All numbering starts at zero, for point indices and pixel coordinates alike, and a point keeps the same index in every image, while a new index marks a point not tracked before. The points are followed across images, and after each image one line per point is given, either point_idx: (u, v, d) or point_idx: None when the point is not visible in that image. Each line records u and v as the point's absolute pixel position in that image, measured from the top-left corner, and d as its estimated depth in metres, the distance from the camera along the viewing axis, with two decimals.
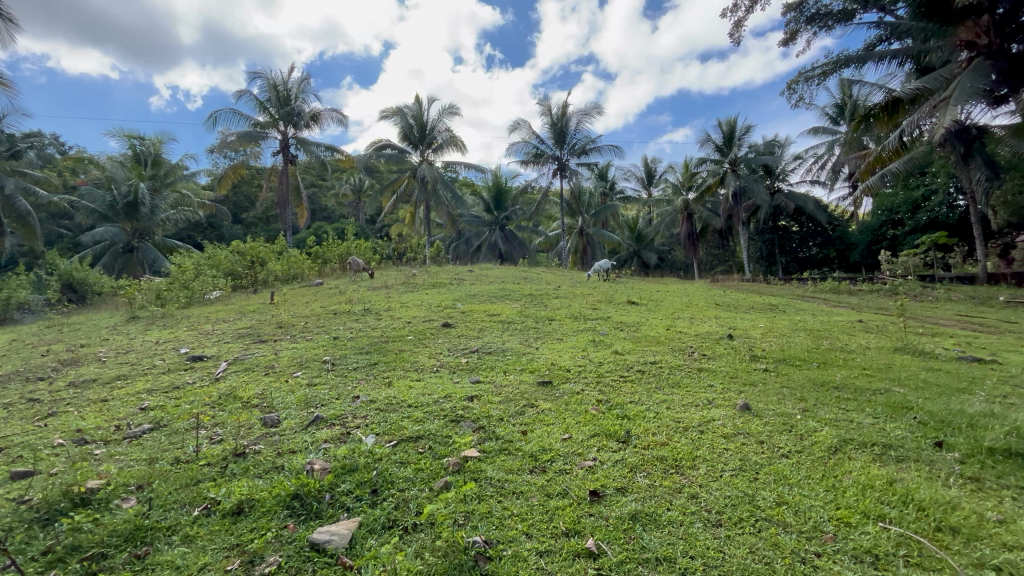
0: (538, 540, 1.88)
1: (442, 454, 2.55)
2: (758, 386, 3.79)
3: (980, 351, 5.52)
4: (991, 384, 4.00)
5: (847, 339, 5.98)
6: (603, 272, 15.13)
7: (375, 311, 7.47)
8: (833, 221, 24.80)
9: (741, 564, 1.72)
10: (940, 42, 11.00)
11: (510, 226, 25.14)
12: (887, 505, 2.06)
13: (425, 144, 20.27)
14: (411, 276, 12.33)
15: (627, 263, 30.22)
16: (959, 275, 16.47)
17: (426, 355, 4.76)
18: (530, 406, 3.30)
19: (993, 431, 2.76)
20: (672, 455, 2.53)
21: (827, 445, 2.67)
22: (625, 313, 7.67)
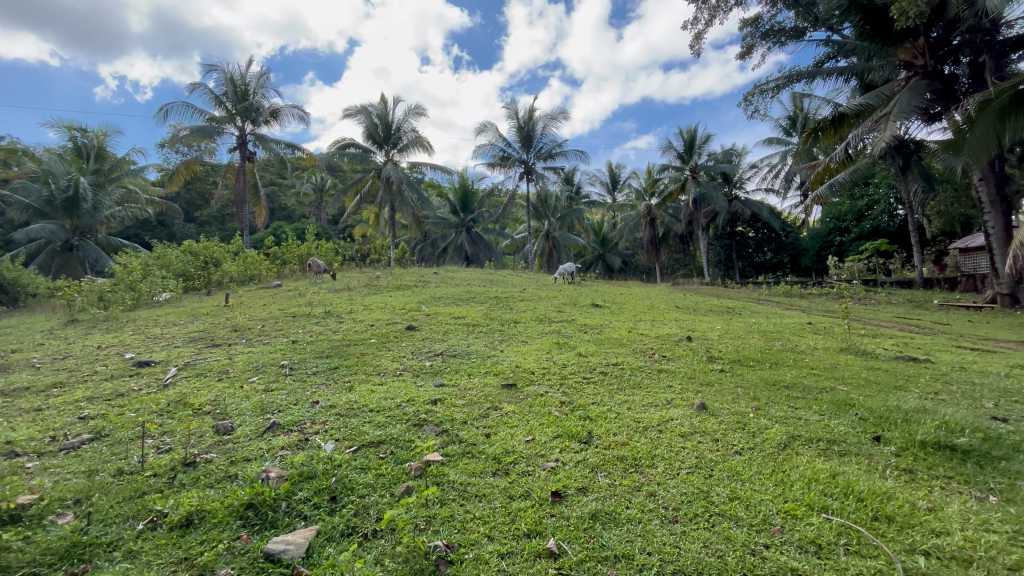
0: (499, 542, 1.88)
1: (404, 459, 2.52)
2: (715, 386, 3.93)
3: (915, 351, 5.91)
4: (925, 382, 4.30)
5: (797, 340, 6.33)
6: (568, 275, 15.29)
7: (337, 314, 7.31)
8: (786, 228, 26.03)
9: (695, 559, 1.77)
10: (882, 61, 11.74)
11: (476, 227, 25.06)
12: (830, 497, 2.18)
13: (390, 144, 20.00)
14: (375, 278, 12.17)
15: (592, 267, 30.76)
16: (898, 280, 17.58)
17: (390, 358, 4.70)
18: (493, 408, 3.31)
19: (925, 425, 2.96)
20: (632, 454, 2.59)
21: (777, 441, 2.80)
22: (589, 315, 7.81)
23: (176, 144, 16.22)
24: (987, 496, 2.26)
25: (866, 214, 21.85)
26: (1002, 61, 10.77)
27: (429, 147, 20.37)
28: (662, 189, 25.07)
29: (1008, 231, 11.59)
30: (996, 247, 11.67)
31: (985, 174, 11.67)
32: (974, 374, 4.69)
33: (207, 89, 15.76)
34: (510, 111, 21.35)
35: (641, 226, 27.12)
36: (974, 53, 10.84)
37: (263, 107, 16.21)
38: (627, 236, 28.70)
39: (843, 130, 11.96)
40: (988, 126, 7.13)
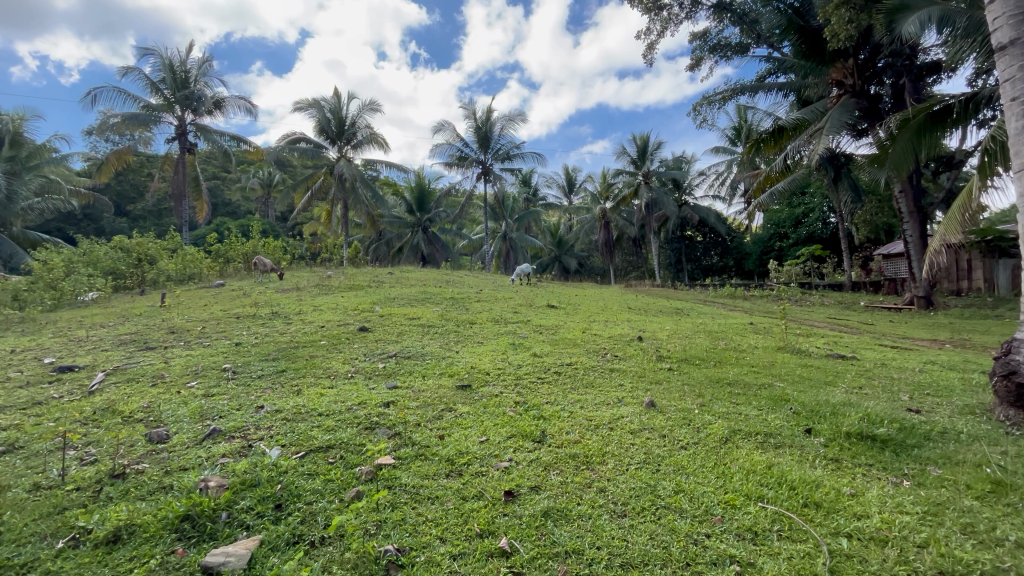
0: (451, 544, 1.87)
1: (354, 464, 2.46)
2: (663, 384, 4.10)
3: (844, 349, 6.39)
4: (850, 377, 4.67)
5: (739, 339, 6.66)
6: (524, 276, 15.36)
7: (284, 315, 7.01)
8: (731, 233, 27.43)
9: (642, 551, 1.84)
10: (818, 79, 12.43)
11: (433, 227, 24.64)
12: (766, 487, 2.32)
13: (343, 139, 19.43)
14: (327, 278, 11.76)
15: (548, 268, 31.22)
16: (830, 283, 18.90)
17: (341, 361, 4.57)
18: (448, 410, 3.28)
19: (850, 417, 3.22)
20: (584, 452, 2.65)
21: (719, 436, 2.95)
22: (544, 316, 7.88)
23: (105, 132, 15.07)
24: (902, 481, 2.48)
25: (802, 221, 23.33)
26: (919, 84, 11.80)
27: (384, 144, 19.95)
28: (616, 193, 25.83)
29: (924, 240, 12.72)
30: (913, 254, 12.79)
31: (904, 187, 12.76)
32: (893, 370, 5.11)
33: (141, 74, 14.74)
34: (467, 111, 21.32)
35: (596, 228, 27.73)
36: (896, 76, 11.80)
37: (205, 97, 15.32)
38: (583, 239, 29.33)
39: (782, 142, 12.73)
40: (907, 143, 7.80)
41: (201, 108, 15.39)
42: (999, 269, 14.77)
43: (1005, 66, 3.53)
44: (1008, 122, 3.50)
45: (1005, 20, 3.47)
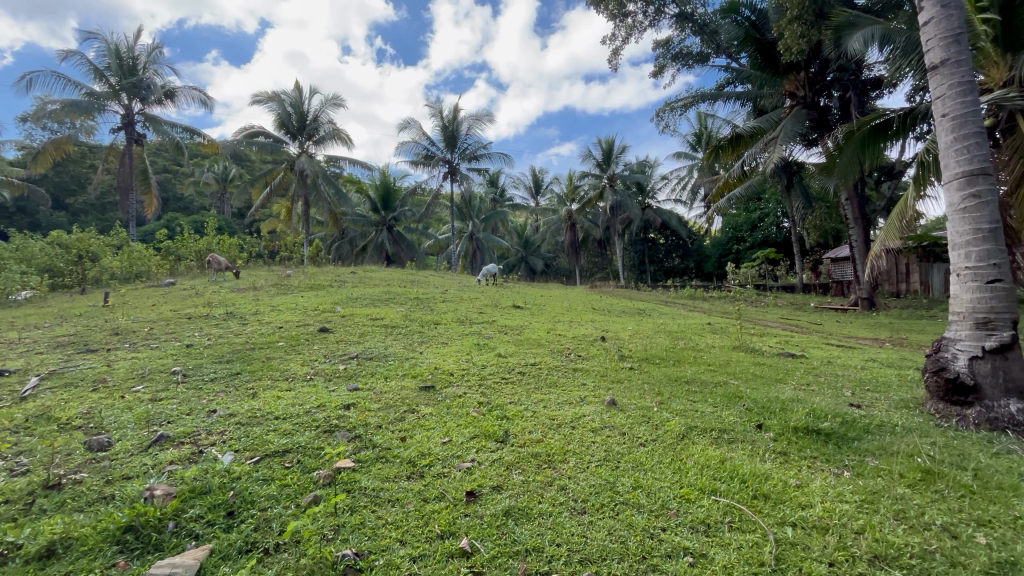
0: (411, 546, 1.86)
1: (312, 467, 2.41)
2: (624, 383, 4.19)
3: (793, 348, 6.72)
4: (798, 374, 4.92)
5: (698, 339, 6.89)
6: (490, 276, 15.35)
7: (240, 315, 6.76)
8: (692, 236, 28.36)
9: (601, 546, 1.88)
10: (772, 90, 12.96)
11: (398, 226, 24.23)
12: (719, 481, 2.41)
13: (304, 134, 18.87)
14: (285, 278, 11.33)
15: (515, 269, 31.34)
16: (782, 285, 19.81)
17: (299, 363, 4.43)
18: (411, 411, 3.26)
19: (798, 413, 3.38)
20: (546, 450, 2.68)
21: (676, 432, 3.05)
22: (509, 317, 7.90)
23: (43, 120, 14.07)
24: (842, 471, 2.63)
25: (757, 225, 24.38)
26: (864, 98, 12.54)
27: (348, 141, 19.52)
28: (582, 195, 26.21)
29: (867, 244, 13.51)
30: (858, 257, 13.57)
31: (850, 195, 13.54)
32: (839, 367, 5.41)
33: (84, 59, 13.87)
34: (434, 109, 21.15)
35: (562, 230, 28.10)
36: (843, 89, 12.48)
37: (155, 85, 14.55)
38: (549, 240, 29.61)
39: (739, 149, 13.25)
40: (852, 153, 8.28)
41: (150, 97, 14.60)
42: (933, 272, 15.88)
43: (936, 84, 3.82)
44: (938, 136, 3.78)
45: (936, 41, 3.76)
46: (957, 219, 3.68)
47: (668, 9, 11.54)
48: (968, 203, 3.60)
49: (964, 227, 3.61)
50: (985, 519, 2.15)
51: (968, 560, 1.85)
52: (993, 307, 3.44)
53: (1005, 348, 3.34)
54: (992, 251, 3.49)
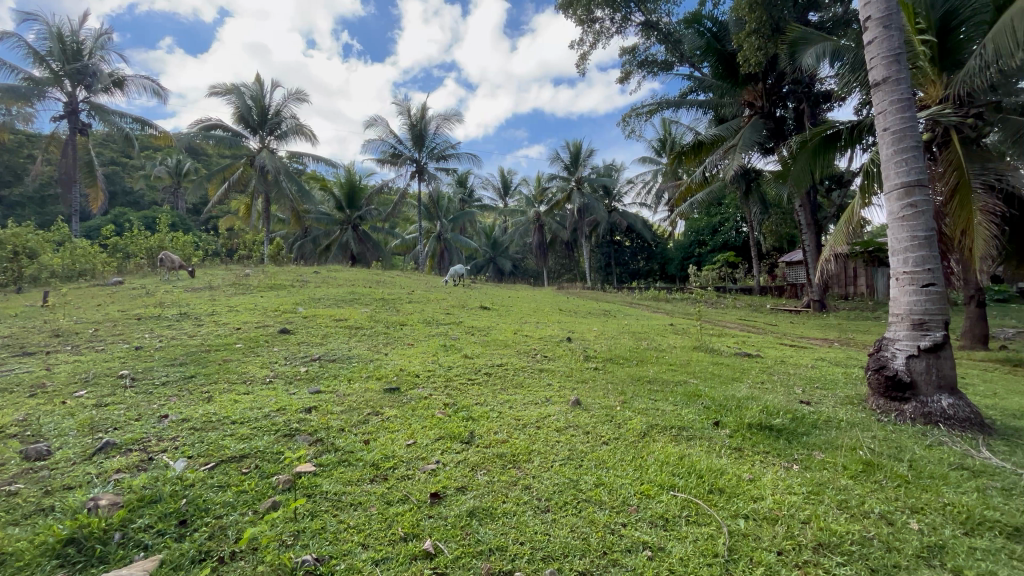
0: (374, 550, 1.84)
1: (271, 472, 2.34)
2: (589, 383, 4.26)
3: (749, 347, 7.02)
4: (754, 373, 5.14)
5: (660, 339, 7.08)
6: (458, 277, 15.26)
7: (195, 315, 6.51)
8: (656, 239, 29.13)
9: (563, 543, 1.92)
10: (732, 100, 13.46)
11: (363, 225, 23.74)
12: (677, 477, 2.50)
13: (265, 129, 18.27)
14: (244, 277, 10.92)
15: (483, 269, 31.32)
16: (741, 287, 20.60)
17: (259, 365, 4.29)
18: (374, 414, 3.20)
19: (753, 410, 3.53)
20: (511, 451, 2.70)
21: (638, 430, 3.13)
22: (476, 318, 7.92)
23: None
24: (792, 465, 2.78)
25: (718, 229, 25.29)
26: (816, 110, 13.20)
27: (311, 137, 19.03)
28: (550, 197, 26.53)
29: (818, 249, 14.21)
30: (810, 261, 14.25)
31: (803, 202, 14.24)
32: (790, 366, 5.69)
33: (22, 42, 12.96)
34: (401, 107, 20.89)
35: (530, 231, 28.30)
36: (797, 101, 13.10)
37: (102, 73, 13.76)
38: (517, 241, 29.74)
39: (701, 155, 13.68)
40: (805, 162, 8.62)
41: (97, 84, 13.87)
42: (877, 276, 16.89)
43: (879, 100, 4.06)
44: (880, 149, 4.03)
45: (880, 60, 4.01)
46: (895, 227, 3.94)
47: (635, 17, 11.84)
48: (906, 213, 3.86)
49: (902, 235, 3.87)
50: (919, 506, 2.32)
51: (902, 544, 1.99)
52: (927, 310, 3.70)
53: (937, 347, 3.60)
54: (927, 258, 3.75)
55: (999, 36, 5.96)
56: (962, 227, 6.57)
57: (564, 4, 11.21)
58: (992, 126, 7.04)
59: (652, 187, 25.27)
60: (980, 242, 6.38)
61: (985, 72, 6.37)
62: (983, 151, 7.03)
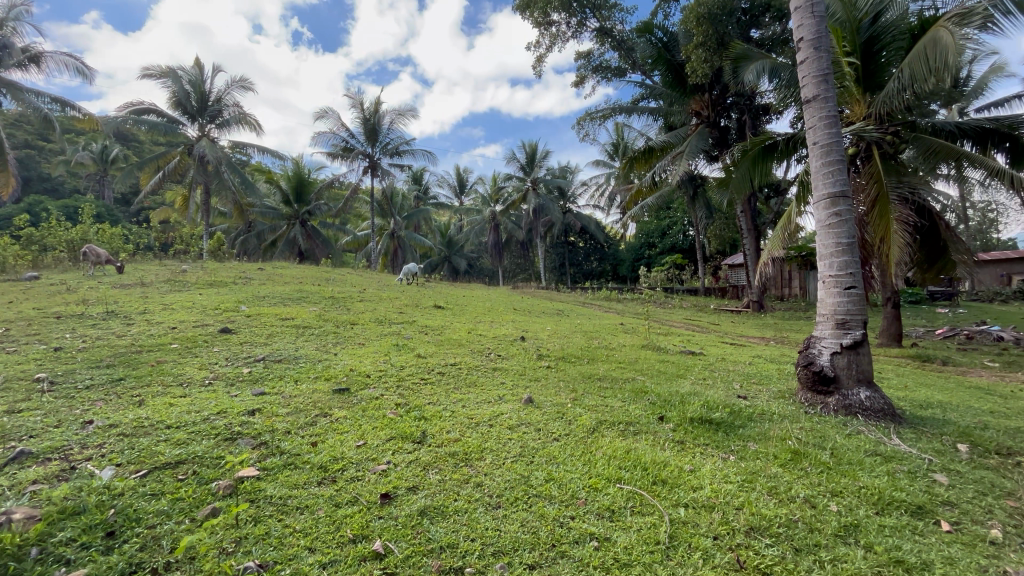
0: (321, 553, 1.81)
1: (210, 478, 2.23)
2: (541, 381, 4.33)
3: (693, 345, 7.37)
4: (696, 370, 5.42)
5: (611, 338, 7.28)
6: (411, 276, 14.99)
7: (125, 314, 6.06)
8: (608, 241, 29.94)
9: (513, 537, 1.96)
10: (680, 109, 14.03)
11: (312, 221, 22.85)
12: (624, 469, 2.61)
13: (205, 116, 17.24)
14: (180, 273, 10.25)
15: (437, 268, 30.98)
16: (687, 288, 21.51)
17: (197, 366, 4.06)
18: (322, 415, 3.12)
19: (697, 405, 3.73)
20: (463, 449, 2.71)
21: (587, 426, 3.23)
22: (430, 317, 7.83)
23: None
24: (729, 456, 2.95)
25: (667, 232, 26.29)
26: (756, 122, 14.01)
27: (256, 127, 18.14)
28: (505, 196, 26.65)
29: (757, 253, 15.06)
30: (750, 264, 15.08)
31: (744, 208, 15.09)
32: (729, 363, 6.03)
33: None
34: (354, 100, 20.32)
35: (486, 231, 28.28)
36: (740, 113, 13.84)
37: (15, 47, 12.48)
38: (473, 240, 29.62)
39: (651, 161, 14.14)
40: (746, 170, 9.13)
41: (8, 59, 12.56)
42: (809, 279, 18.15)
43: (810, 116, 4.38)
44: (810, 161, 4.35)
45: (810, 79, 4.32)
46: (823, 233, 4.27)
47: (590, 23, 12.14)
48: (832, 220, 4.19)
49: (828, 241, 4.20)
50: (838, 490, 2.54)
51: (822, 525, 2.18)
52: (849, 310, 4.02)
53: (857, 344, 3.93)
54: (849, 262, 4.09)
55: (914, 62, 6.58)
56: (881, 235, 7.17)
57: (521, 6, 11.34)
58: (907, 144, 7.73)
59: (605, 190, 25.96)
60: (895, 249, 6.98)
61: (902, 94, 7.00)
62: (900, 166, 7.72)
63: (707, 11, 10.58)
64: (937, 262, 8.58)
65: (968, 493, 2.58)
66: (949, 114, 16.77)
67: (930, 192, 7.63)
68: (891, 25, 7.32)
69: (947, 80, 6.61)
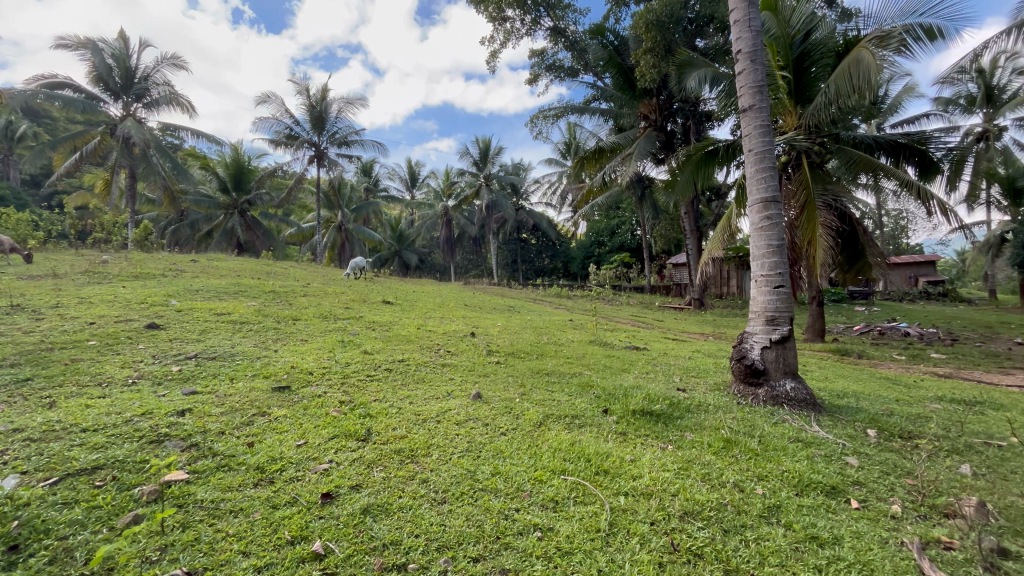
0: (256, 556, 1.74)
1: (132, 484, 2.09)
2: (490, 376, 4.38)
3: (638, 341, 7.66)
4: (640, 364, 5.64)
5: (559, 334, 7.42)
6: (359, 270, 14.54)
7: (34, 308, 5.49)
8: (559, 239, 30.42)
9: (458, 532, 1.96)
10: (630, 111, 14.45)
11: (252, 211, 21.61)
12: (568, 461, 2.67)
13: (131, 94, 15.91)
14: (100, 264, 9.38)
15: (387, 263, 30.28)
16: (633, 285, 22.27)
17: (118, 365, 3.76)
18: (259, 414, 2.98)
19: (641, 399, 3.87)
20: (409, 446, 2.68)
21: (534, 420, 3.29)
22: (377, 313, 7.61)
23: None
24: (668, 445, 3.11)
25: (616, 232, 27.06)
26: (700, 128, 14.69)
27: (190, 108, 16.96)
28: (458, 191, 26.42)
29: (699, 253, 15.81)
30: (693, 263, 15.80)
31: (688, 209, 15.77)
32: (670, 357, 6.33)
33: None
34: (300, 85, 19.43)
35: (438, 226, 27.89)
36: (685, 118, 14.42)
37: None
38: (424, 234, 29.15)
39: (601, 161, 14.45)
40: (690, 175, 9.53)
41: None
42: (745, 278, 19.30)
43: (747, 123, 4.64)
44: (745, 167, 4.62)
45: (747, 89, 4.58)
46: (756, 235, 4.54)
47: (544, 21, 12.26)
48: (763, 224, 4.47)
49: (761, 243, 4.49)
50: (764, 474, 2.73)
51: (749, 507, 2.34)
52: (778, 308, 4.31)
53: (784, 339, 4.23)
54: (778, 263, 4.39)
55: (839, 79, 7.12)
56: (809, 238, 7.72)
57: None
58: (831, 154, 8.37)
59: (557, 188, 26.34)
60: (821, 251, 7.55)
61: (829, 108, 7.55)
62: (825, 174, 8.35)
63: (655, 18, 10.99)
64: (856, 264, 9.34)
65: (875, 473, 2.85)
66: (869, 128, 18.28)
67: (850, 200, 8.31)
68: (820, 43, 7.87)
69: (867, 97, 7.19)
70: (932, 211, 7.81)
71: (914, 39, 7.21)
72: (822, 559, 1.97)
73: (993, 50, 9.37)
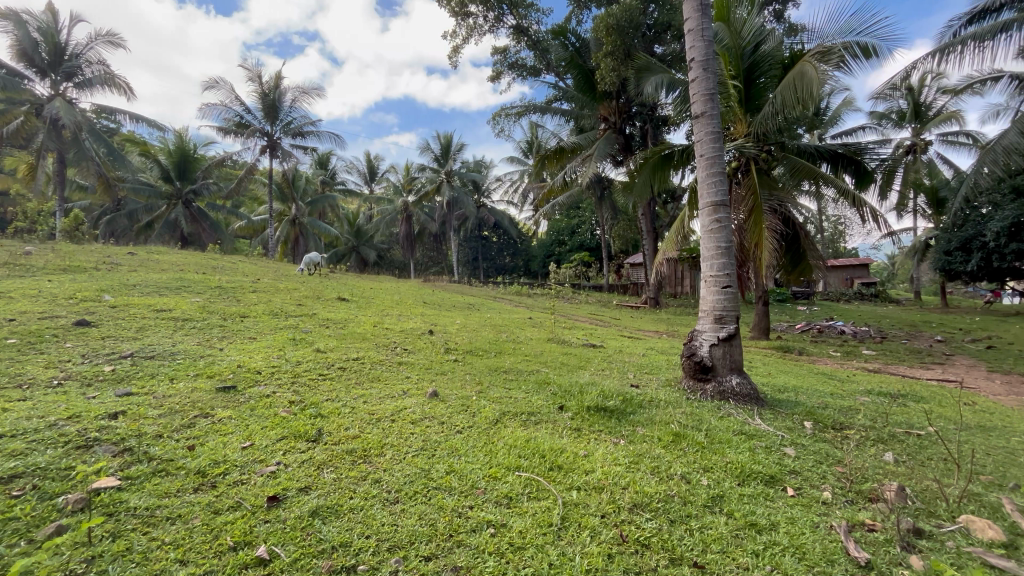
0: (195, 564, 1.67)
1: (56, 493, 1.95)
2: (448, 374, 4.36)
3: (594, 338, 7.82)
4: (596, 361, 5.77)
5: (517, 331, 7.47)
6: (314, 266, 14.07)
7: None
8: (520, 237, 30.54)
9: (410, 531, 1.95)
10: (590, 113, 14.68)
11: (197, 202, 20.43)
12: (523, 458, 2.71)
13: (60, 72, 14.71)
14: (24, 255, 8.65)
15: (344, 258, 29.48)
16: (592, 284, 22.70)
17: (41, 365, 3.48)
18: (201, 416, 2.84)
19: (596, 395, 3.97)
20: (361, 446, 2.63)
21: (490, 418, 3.30)
22: (332, 310, 7.41)
23: None
24: (620, 440, 3.19)
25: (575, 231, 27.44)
26: (656, 132, 15.11)
27: (129, 90, 15.87)
28: (418, 187, 26.03)
29: (654, 253, 16.29)
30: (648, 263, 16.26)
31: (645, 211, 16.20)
32: (625, 354, 6.51)
33: None
34: (251, 71, 18.56)
35: (397, 221, 27.39)
36: (643, 121, 14.79)
37: None
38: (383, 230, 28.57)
39: (562, 161, 14.60)
40: (647, 176, 9.79)
41: None
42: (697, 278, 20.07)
43: (699, 129, 4.82)
44: (697, 171, 4.79)
45: (699, 96, 4.75)
46: (707, 237, 4.73)
47: (507, 19, 12.26)
48: (713, 226, 4.67)
49: (710, 245, 4.68)
50: (709, 465, 2.86)
51: (694, 497, 2.45)
52: (726, 307, 4.51)
53: (731, 337, 4.43)
54: (726, 264, 4.59)
55: (785, 90, 7.50)
56: (756, 241, 8.11)
57: None
58: (777, 162, 8.82)
59: (518, 187, 26.46)
60: (766, 253, 7.95)
61: (776, 117, 7.94)
62: (771, 180, 8.79)
63: (616, 22, 11.22)
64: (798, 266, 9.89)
65: (809, 462, 3.05)
66: (812, 138, 19.38)
67: (793, 205, 8.80)
68: (768, 56, 8.28)
69: (810, 108, 7.62)
70: (865, 217, 8.39)
71: (851, 56, 7.70)
72: (760, 544, 2.09)
73: (920, 69, 10.16)
